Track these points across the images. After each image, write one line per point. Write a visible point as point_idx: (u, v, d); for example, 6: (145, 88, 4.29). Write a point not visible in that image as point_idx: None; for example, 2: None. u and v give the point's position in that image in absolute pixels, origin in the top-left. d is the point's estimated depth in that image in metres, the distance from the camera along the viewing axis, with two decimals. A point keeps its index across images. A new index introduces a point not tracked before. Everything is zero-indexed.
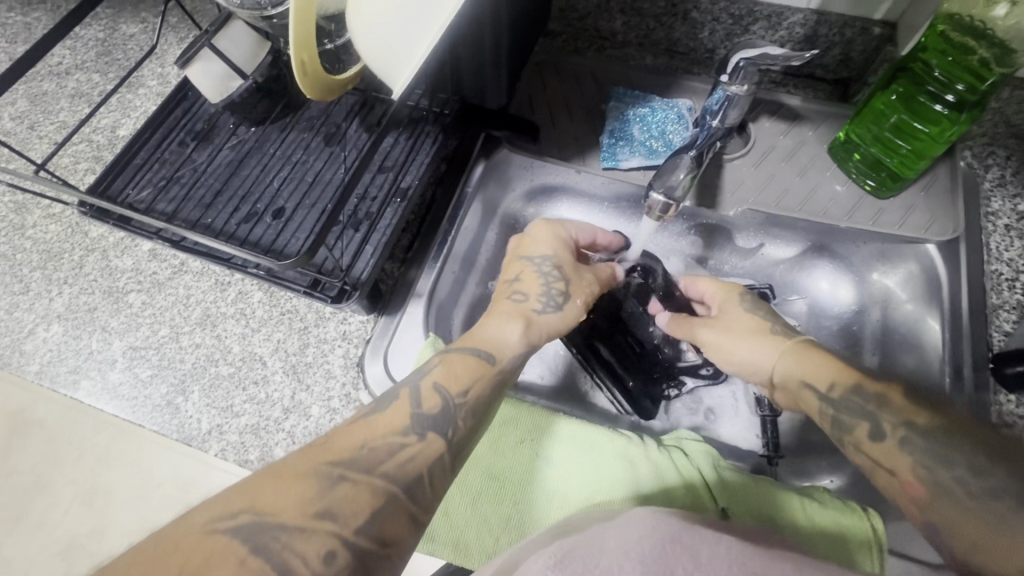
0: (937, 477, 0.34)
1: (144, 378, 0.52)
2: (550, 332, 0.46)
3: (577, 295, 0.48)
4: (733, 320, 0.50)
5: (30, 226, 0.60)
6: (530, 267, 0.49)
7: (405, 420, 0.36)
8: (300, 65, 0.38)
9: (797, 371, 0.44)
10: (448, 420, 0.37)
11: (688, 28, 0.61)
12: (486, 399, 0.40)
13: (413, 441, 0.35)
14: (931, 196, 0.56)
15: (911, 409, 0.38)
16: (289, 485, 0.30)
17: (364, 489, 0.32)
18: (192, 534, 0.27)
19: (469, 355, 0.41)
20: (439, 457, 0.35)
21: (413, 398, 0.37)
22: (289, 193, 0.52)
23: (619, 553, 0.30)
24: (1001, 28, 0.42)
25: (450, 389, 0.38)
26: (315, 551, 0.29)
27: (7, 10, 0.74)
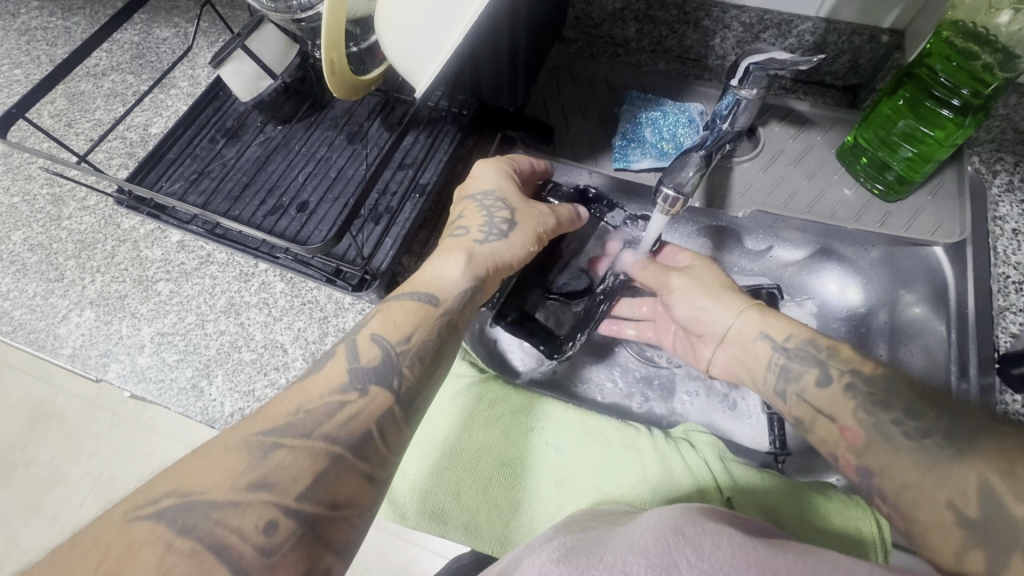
0: (878, 420, 0.38)
1: (171, 362, 0.54)
2: (497, 262, 0.47)
3: (522, 223, 0.49)
4: (699, 271, 0.52)
5: (66, 218, 0.63)
6: (473, 203, 0.49)
7: (342, 376, 0.37)
8: (330, 64, 0.40)
9: (759, 325, 0.47)
10: (391, 369, 0.38)
11: (700, 35, 0.63)
12: (433, 341, 0.41)
13: (354, 398, 0.36)
14: (939, 200, 0.57)
15: (861, 359, 0.42)
16: (219, 462, 0.32)
17: (302, 454, 0.33)
18: (112, 525, 0.29)
19: (413, 301, 0.42)
20: (386, 409, 0.37)
21: (352, 351, 0.39)
22: (313, 188, 0.55)
23: (624, 551, 0.28)
24: (1004, 35, 0.44)
25: (389, 339, 0.39)
26: (253, 523, 0.30)
27: (49, 15, 0.78)
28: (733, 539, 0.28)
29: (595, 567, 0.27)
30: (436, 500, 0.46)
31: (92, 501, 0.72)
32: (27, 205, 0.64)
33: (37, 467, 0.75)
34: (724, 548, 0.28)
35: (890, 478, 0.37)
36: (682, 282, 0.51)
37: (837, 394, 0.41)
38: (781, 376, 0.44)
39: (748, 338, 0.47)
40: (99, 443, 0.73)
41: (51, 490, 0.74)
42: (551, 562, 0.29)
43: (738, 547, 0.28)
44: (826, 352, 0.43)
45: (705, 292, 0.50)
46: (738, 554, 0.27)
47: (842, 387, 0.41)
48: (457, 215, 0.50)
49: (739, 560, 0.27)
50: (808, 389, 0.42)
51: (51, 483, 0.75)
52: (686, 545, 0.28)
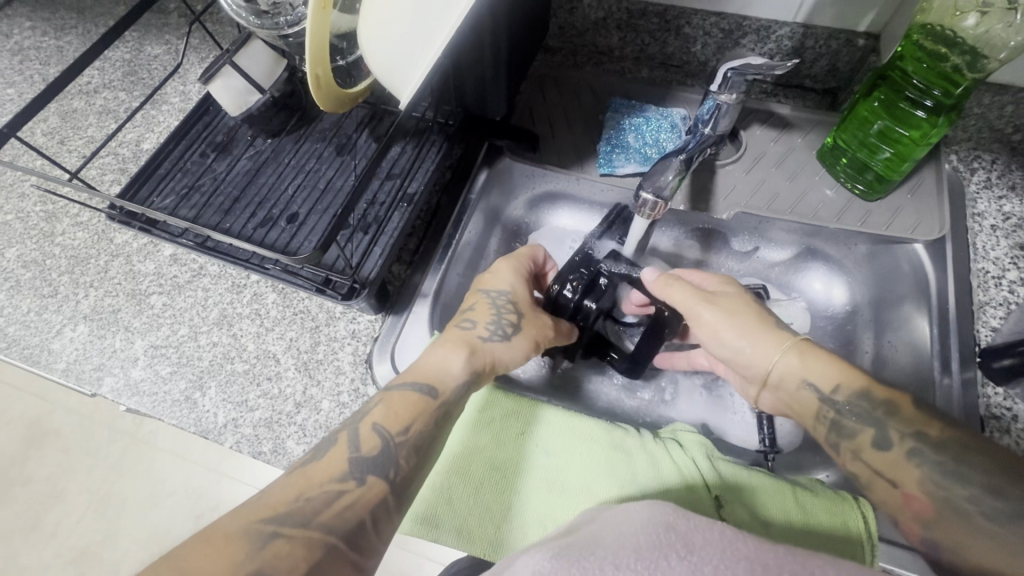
0: (951, 494, 0.37)
1: (164, 374, 0.55)
2: (496, 361, 0.48)
3: (526, 330, 0.49)
4: (739, 303, 0.50)
5: (59, 234, 0.63)
6: (485, 299, 0.50)
7: (344, 465, 0.38)
8: (315, 79, 0.41)
9: (800, 370, 0.45)
10: (388, 460, 0.39)
11: (681, 42, 0.64)
12: (430, 437, 0.42)
13: (352, 487, 0.38)
14: (919, 198, 0.58)
15: (923, 420, 0.40)
16: (219, 551, 0.32)
17: (300, 544, 0.34)
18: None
19: (413, 392, 0.43)
20: (382, 497, 0.38)
21: (354, 441, 0.40)
22: (303, 200, 0.56)
23: (613, 547, 0.28)
24: (971, 37, 0.45)
25: (389, 430, 0.40)
26: None
27: (42, 34, 0.79)
28: (729, 531, 0.29)
29: (585, 559, 0.27)
30: (429, 506, 0.47)
31: (91, 517, 0.73)
32: (21, 222, 0.64)
33: (36, 484, 0.75)
34: (716, 544, 0.28)
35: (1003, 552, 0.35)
36: (716, 318, 0.49)
37: (899, 459, 0.40)
38: (835, 428, 0.43)
39: (793, 384, 0.45)
40: (96, 459, 0.73)
41: (51, 506, 0.75)
42: (544, 559, 0.28)
43: (731, 543, 0.28)
44: (882, 409, 0.42)
45: (740, 332, 0.48)
46: (729, 549, 0.28)
47: (905, 451, 0.40)
48: (467, 305, 0.51)
49: (731, 557, 0.27)
50: (865, 448, 0.42)
51: (51, 500, 0.76)
52: (677, 541, 0.28)
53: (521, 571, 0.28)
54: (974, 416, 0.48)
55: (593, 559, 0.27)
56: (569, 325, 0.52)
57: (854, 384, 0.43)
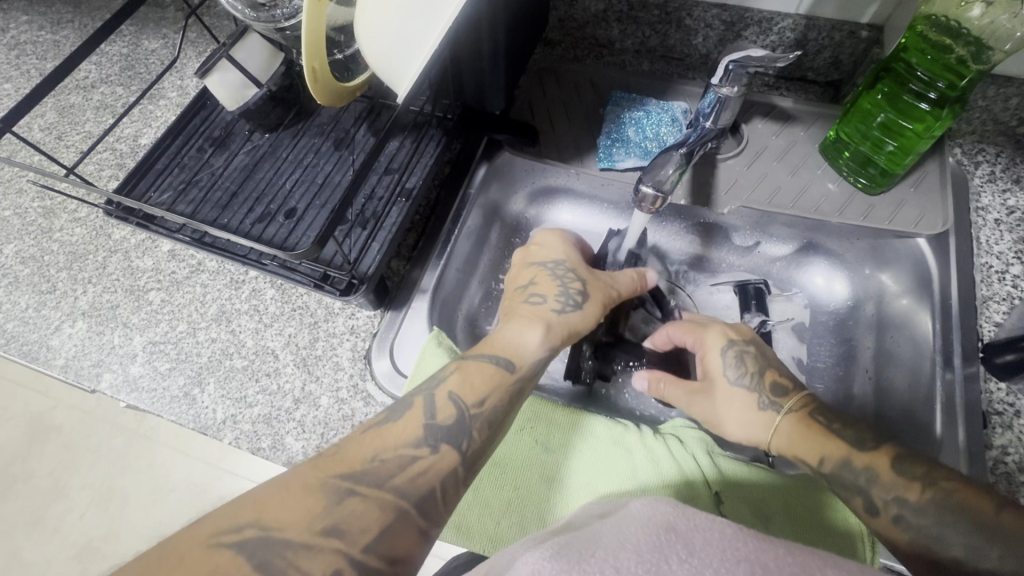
0: (940, 554, 0.36)
1: (163, 370, 0.55)
2: (572, 333, 0.47)
3: (594, 296, 0.49)
4: (718, 387, 0.49)
5: (57, 230, 0.63)
6: (546, 272, 0.50)
7: (417, 431, 0.38)
8: (312, 72, 0.41)
9: (787, 445, 0.44)
10: (462, 431, 0.39)
11: (682, 34, 0.64)
12: (504, 407, 0.41)
13: (426, 454, 0.37)
14: (921, 193, 0.57)
15: (903, 483, 0.39)
16: (299, 498, 0.33)
17: (373, 504, 0.34)
18: (196, 545, 0.30)
19: (491, 363, 0.42)
20: (452, 469, 0.37)
21: (430, 407, 0.39)
22: (301, 195, 0.55)
23: (614, 547, 0.28)
24: (976, 28, 0.45)
25: (465, 400, 0.40)
26: (322, 568, 0.31)
27: (38, 29, 0.79)
28: (726, 528, 0.29)
29: (585, 562, 0.27)
30: None
31: (93, 512, 0.74)
32: (19, 218, 0.64)
33: (39, 479, 0.76)
34: (716, 545, 0.28)
35: None
36: (705, 408, 0.49)
37: (888, 524, 0.38)
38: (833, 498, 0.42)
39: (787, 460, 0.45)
40: (98, 455, 0.74)
41: (54, 501, 0.75)
42: (543, 560, 0.27)
43: (732, 543, 0.28)
44: (864, 476, 0.40)
45: (729, 421, 0.47)
46: (730, 549, 0.27)
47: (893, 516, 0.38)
48: (527, 282, 0.49)
49: (731, 558, 0.27)
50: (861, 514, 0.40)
51: (53, 496, 0.76)
52: (677, 542, 0.28)
53: (521, 569, 0.27)
54: (976, 412, 0.48)
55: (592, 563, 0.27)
56: (629, 280, 0.52)
57: (835, 454, 0.42)
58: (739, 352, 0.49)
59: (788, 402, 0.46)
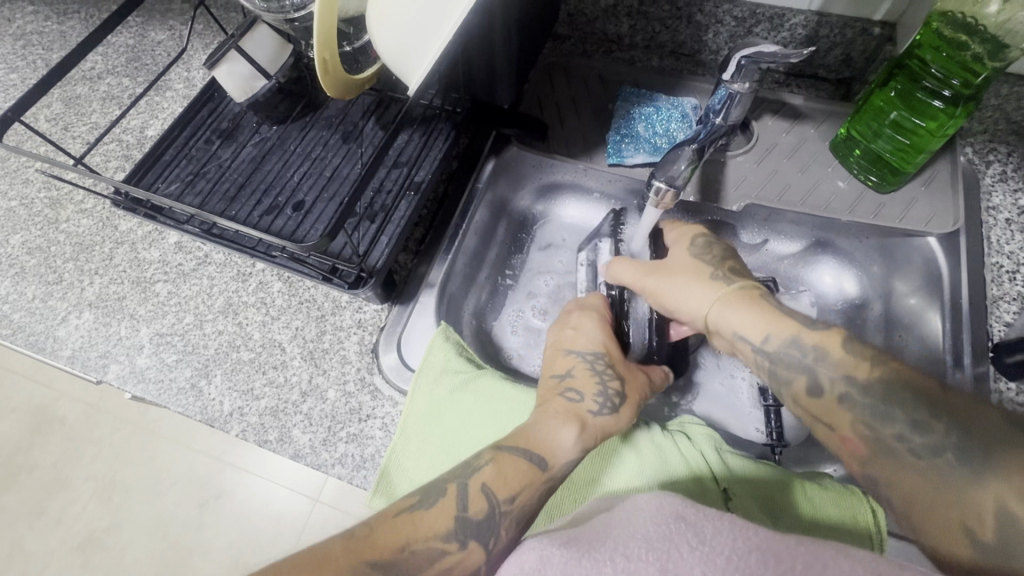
0: (880, 433, 0.36)
1: (170, 362, 0.55)
2: (606, 435, 0.46)
3: (632, 395, 0.48)
4: (678, 263, 0.49)
5: (64, 221, 0.63)
6: (583, 364, 0.49)
7: (447, 524, 0.37)
8: (323, 63, 0.40)
9: (731, 320, 0.44)
10: (490, 530, 0.37)
11: (693, 30, 0.63)
12: (534, 511, 0.40)
13: (454, 549, 0.36)
14: (932, 191, 0.57)
15: (854, 362, 0.39)
16: None
17: None
18: None
19: (527, 459, 0.41)
20: (477, 568, 0.36)
21: (461, 499, 0.38)
22: (309, 187, 0.55)
23: (626, 537, 0.28)
24: (992, 25, 0.44)
25: (498, 495, 0.38)
26: None
27: (44, 19, 0.78)
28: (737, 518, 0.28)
29: (596, 550, 0.27)
30: None
31: (96, 504, 0.74)
32: (25, 208, 0.64)
33: (42, 470, 0.76)
34: (726, 533, 0.27)
35: (897, 488, 0.35)
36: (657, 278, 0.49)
37: (832, 403, 0.39)
38: (774, 379, 0.42)
39: (726, 334, 0.45)
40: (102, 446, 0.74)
41: (57, 492, 0.75)
42: (552, 546, 0.28)
43: (740, 531, 0.27)
44: (812, 354, 0.40)
45: (681, 291, 0.48)
46: (740, 536, 0.27)
47: (836, 396, 0.39)
48: (565, 372, 0.49)
49: (742, 546, 0.27)
50: (801, 397, 0.40)
51: (56, 487, 0.76)
52: (688, 531, 0.28)
53: (528, 553, 0.28)
54: None
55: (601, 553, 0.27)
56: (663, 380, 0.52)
57: (783, 332, 0.42)
58: (706, 244, 0.50)
59: (743, 282, 0.46)
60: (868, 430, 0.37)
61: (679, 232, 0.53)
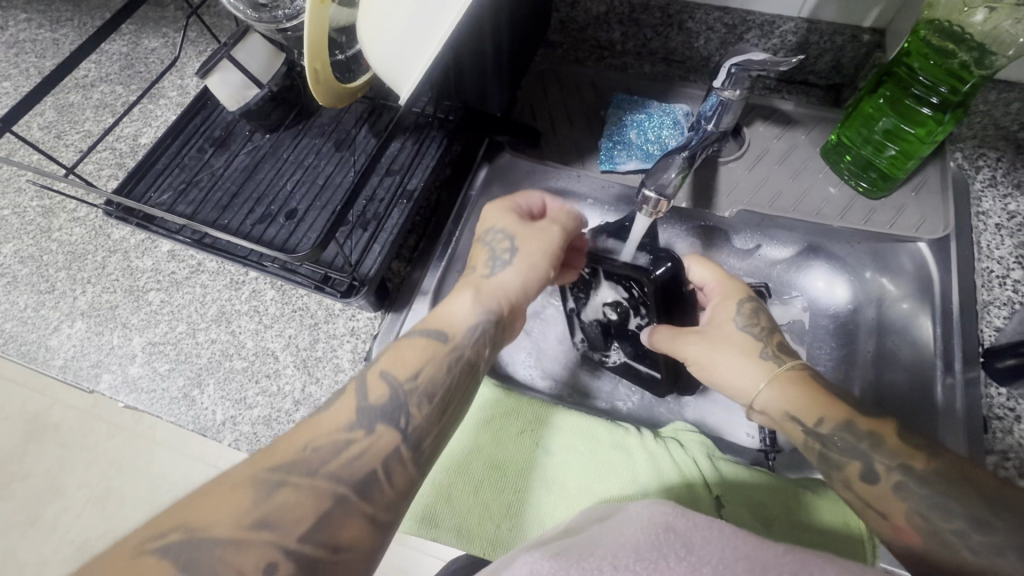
0: (936, 527, 0.35)
1: (162, 371, 0.55)
2: (512, 293, 0.45)
3: (529, 246, 0.47)
4: (724, 334, 0.48)
5: (56, 230, 0.63)
6: (482, 241, 0.48)
7: (350, 414, 0.36)
8: (313, 73, 0.40)
9: (781, 401, 0.43)
10: (398, 408, 0.37)
11: (684, 37, 0.64)
12: (441, 378, 0.40)
13: (361, 436, 0.36)
14: (922, 197, 0.58)
15: (909, 452, 0.38)
16: (227, 499, 0.31)
17: (307, 493, 0.32)
18: (124, 558, 0.29)
19: (424, 337, 0.42)
20: (394, 446, 0.36)
21: (362, 391, 0.38)
22: (301, 195, 0.55)
23: (616, 547, 0.28)
24: (979, 34, 0.45)
25: (397, 376, 0.39)
26: (254, 562, 0.29)
27: (37, 27, 0.78)
28: (725, 527, 0.29)
29: (585, 560, 0.26)
30: (427, 504, 0.47)
31: (89, 513, 0.73)
32: (18, 217, 0.64)
33: (35, 479, 0.75)
34: (715, 543, 0.28)
35: None
36: (701, 349, 0.48)
37: (885, 492, 0.37)
38: (823, 463, 0.41)
39: (776, 415, 0.43)
40: (96, 454, 0.73)
41: (50, 501, 0.75)
42: (547, 557, 0.28)
43: (730, 541, 0.28)
44: (867, 441, 0.39)
45: (728, 364, 0.47)
46: (729, 547, 0.27)
47: (892, 485, 0.37)
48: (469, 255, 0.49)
49: (730, 556, 0.27)
50: (854, 483, 0.39)
51: (49, 496, 0.75)
52: (677, 543, 0.27)
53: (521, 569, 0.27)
54: (976, 416, 0.48)
55: (595, 559, 0.27)
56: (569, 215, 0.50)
57: (836, 415, 0.41)
58: (754, 311, 0.49)
59: (794, 362, 0.45)
60: (925, 525, 0.35)
61: (718, 284, 0.51)
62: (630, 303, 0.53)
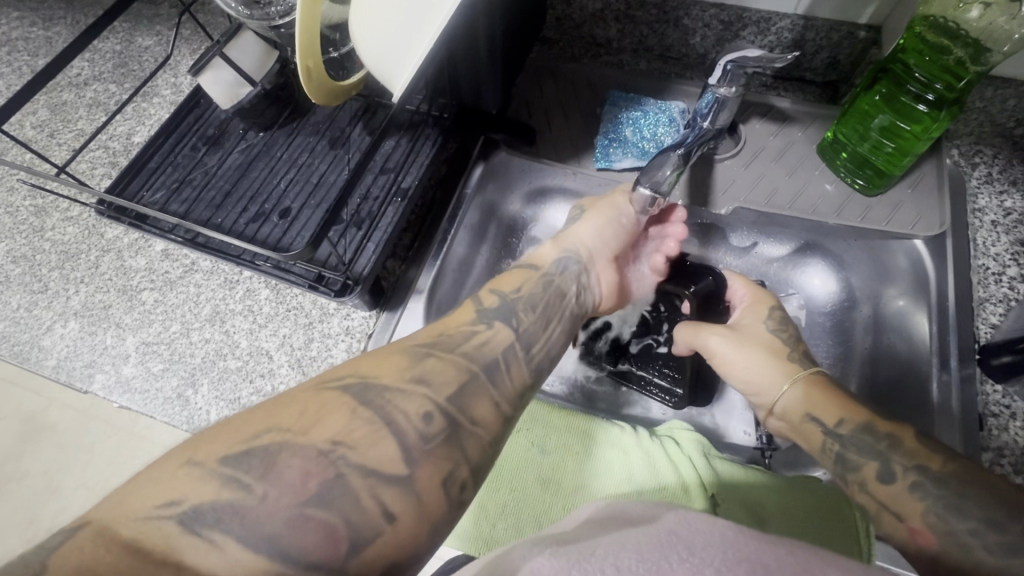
0: (951, 528, 0.34)
1: (156, 371, 0.54)
2: (590, 235, 0.51)
3: (601, 205, 0.54)
4: (752, 336, 0.50)
5: (49, 229, 0.62)
6: None
7: (470, 315, 0.41)
8: (306, 71, 0.40)
9: (804, 403, 0.45)
10: (509, 312, 0.42)
11: (680, 34, 0.63)
12: (540, 293, 0.45)
13: (482, 329, 0.40)
14: (918, 193, 0.57)
15: (926, 454, 0.38)
16: (385, 364, 0.34)
17: (448, 364, 0.36)
18: (309, 392, 0.32)
19: (518, 268, 0.48)
20: (509, 342, 0.40)
21: (476, 302, 0.43)
22: (295, 194, 0.55)
23: (616, 547, 0.27)
24: (974, 29, 0.45)
25: (504, 290, 0.44)
26: (414, 410, 0.32)
27: (29, 25, 0.78)
28: (727, 530, 0.29)
29: (585, 561, 0.26)
30: None
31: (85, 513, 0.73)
32: (10, 216, 0.63)
33: (30, 479, 0.75)
34: (716, 545, 0.27)
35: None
36: (727, 346, 0.49)
37: (902, 492, 0.38)
38: (841, 463, 0.41)
39: (796, 417, 0.45)
40: (92, 454, 0.73)
41: (45, 501, 0.74)
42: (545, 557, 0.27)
43: (733, 545, 0.27)
44: (885, 441, 0.40)
45: (752, 363, 0.48)
46: (731, 549, 0.27)
47: (908, 484, 0.38)
48: None
49: (733, 559, 0.26)
50: (869, 483, 0.40)
51: (44, 497, 0.75)
52: (679, 544, 0.27)
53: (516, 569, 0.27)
54: (972, 413, 0.48)
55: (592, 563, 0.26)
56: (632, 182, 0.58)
57: (858, 417, 0.42)
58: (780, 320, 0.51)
59: (817, 369, 0.47)
60: (939, 524, 0.35)
61: (750, 295, 0.53)
62: (654, 317, 0.58)
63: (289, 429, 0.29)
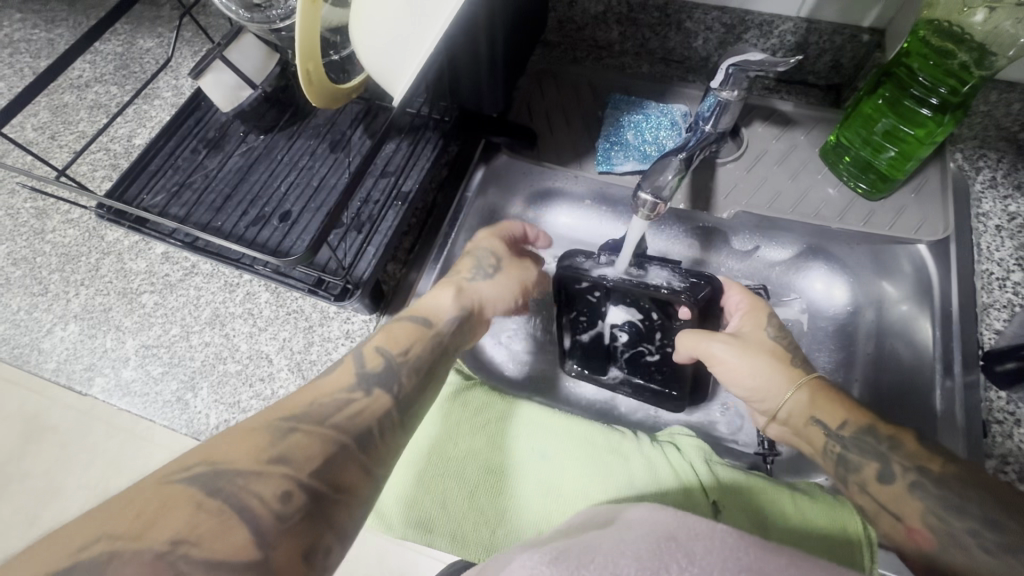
0: (951, 528, 0.36)
1: (155, 375, 0.54)
2: (484, 298, 0.52)
3: (508, 268, 0.54)
4: (755, 342, 0.49)
5: (50, 231, 0.62)
6: (464, 256, 0.54)
7: (349, 380, 0.41)
8: (306, 74, 0.40)
9: (809, 407, 0.45)
10: (391, 377, 0.43)
11: (682, 37, 0.63)
12: (426, 358, 0.45)
13: (360, 396, 0.40)
14: (922, 198, 0.57)
15: (928, 456, 0.40)
16: (246, 443, 0.35)
17: (315, 438, 0.36)
18: (147, 488, 0.32)
19: (408, 323, 0.47)
20: (387, 410, 0.41)
21: (358, 361, 0.43)
22: (295, 197, 0.55)
23: (615, 551, 0.27)
24: (979, 33, 0.44)
25: (391, 349, 0.44)
26: (271, 490, 0.32)
27: (31, 26, 0.78)
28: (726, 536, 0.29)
29: (584, 567, 0.26)
30: (421, 509, 0.47)
31: None
32: (11, 218, 0.63)
33: None
34: (716, 552, 0.27)
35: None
36: (732, 351, 0.48)
37: (903, 493, 0.39)
38: (841, 464, 0.42)
39: (800, 421, 0.45)
40: None
41: None
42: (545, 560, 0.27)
43: (734, 552, 0.27)
44: (887, 444, 0.41)
45: (757, 369, 0.47)
46: (732, 558, 0.27)
47: (908, 484, 0.39)
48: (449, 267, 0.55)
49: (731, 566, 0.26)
50: (871, 483, 0.41)
51: None
52: (679, 551, 0.27)
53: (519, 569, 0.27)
54: (975, 420, 0.48)
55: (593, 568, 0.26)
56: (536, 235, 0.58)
57: (861, 419, 0.43)
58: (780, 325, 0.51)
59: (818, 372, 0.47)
60: (939, 525, 0.37)
61: (749, 303, 0.52)
62: (645, 325, 0.56)
63: (119, 535, 0.29)
